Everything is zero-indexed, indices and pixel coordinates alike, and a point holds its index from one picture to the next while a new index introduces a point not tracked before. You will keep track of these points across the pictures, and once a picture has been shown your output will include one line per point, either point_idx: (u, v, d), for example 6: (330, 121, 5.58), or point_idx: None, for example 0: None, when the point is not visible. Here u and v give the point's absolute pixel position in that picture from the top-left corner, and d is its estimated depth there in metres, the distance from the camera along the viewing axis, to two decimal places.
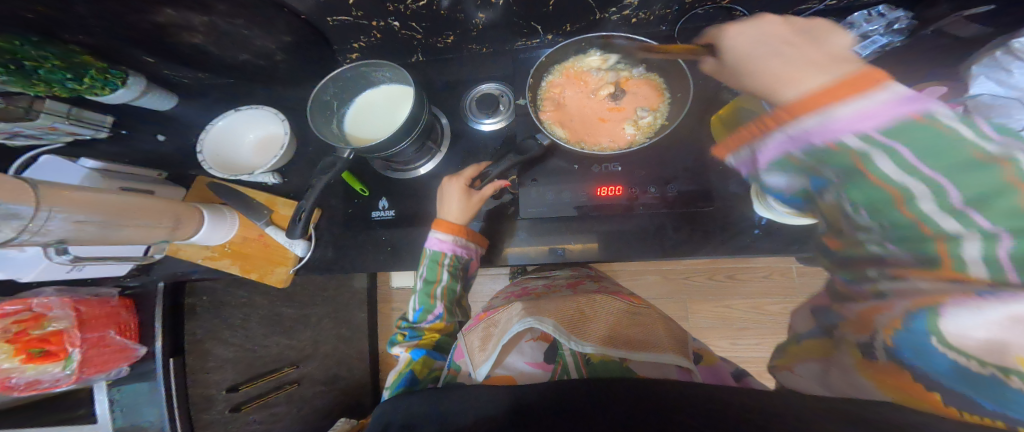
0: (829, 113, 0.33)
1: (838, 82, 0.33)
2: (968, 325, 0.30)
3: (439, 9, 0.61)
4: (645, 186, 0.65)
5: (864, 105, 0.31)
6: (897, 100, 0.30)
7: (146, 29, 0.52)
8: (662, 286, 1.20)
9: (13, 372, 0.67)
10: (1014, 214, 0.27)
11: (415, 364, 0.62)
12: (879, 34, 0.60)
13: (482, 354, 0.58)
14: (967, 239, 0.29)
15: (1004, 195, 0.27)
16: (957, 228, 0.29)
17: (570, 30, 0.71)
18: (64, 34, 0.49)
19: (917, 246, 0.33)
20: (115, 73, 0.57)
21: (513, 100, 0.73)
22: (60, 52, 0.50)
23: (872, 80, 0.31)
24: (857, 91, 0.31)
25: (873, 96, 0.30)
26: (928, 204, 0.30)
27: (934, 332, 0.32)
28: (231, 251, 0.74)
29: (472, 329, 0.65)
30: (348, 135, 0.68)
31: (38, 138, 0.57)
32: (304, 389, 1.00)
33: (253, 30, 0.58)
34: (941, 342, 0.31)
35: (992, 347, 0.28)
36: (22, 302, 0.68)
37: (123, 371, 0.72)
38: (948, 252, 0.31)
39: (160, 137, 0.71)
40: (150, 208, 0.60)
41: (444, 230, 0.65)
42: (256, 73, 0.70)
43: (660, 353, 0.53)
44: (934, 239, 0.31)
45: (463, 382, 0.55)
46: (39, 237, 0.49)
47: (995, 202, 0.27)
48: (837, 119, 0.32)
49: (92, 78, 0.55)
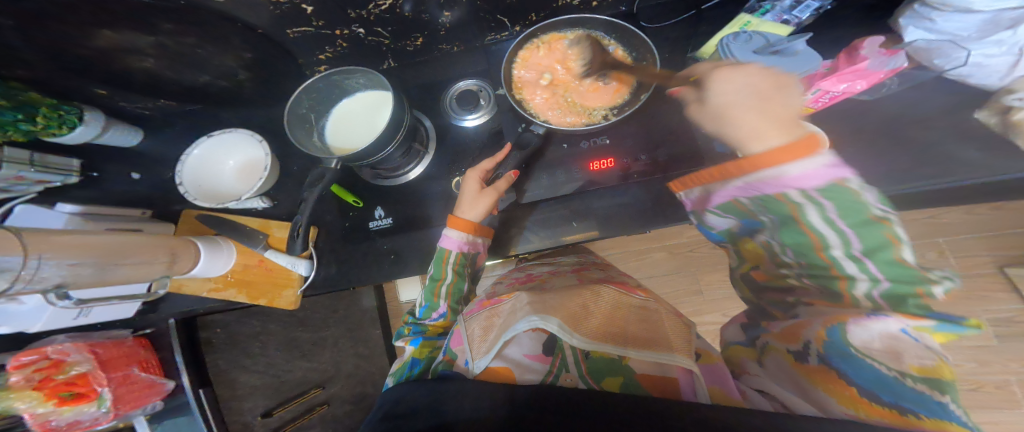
0: (785, 169, 0.37)
1: (785, 146, 0.38)
2: (866, 337, 0.37)
3: (402, 12, 0.60)
4: (635, 155, 0.62)
5: (808, 166, 0.36)
6: (829, 167, 0.36)
7: (88, 56, 0.53)
8: (670, 262, 1.14)
9: (50, 416, 0.72)
10: (891, 264, 0.36)
11: (416, 351, 0.62)
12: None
13: (482, 344, 0.54)
14: (859, 280, 0.38)
15: (886, 250, 0.36)
16: (854, 271, 0.38)
17: (535, 20, 0.69)
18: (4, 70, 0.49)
19: (793, 233, 0.41)
20: (67, 109, 0.56)
21: (493, 93, 0.71)
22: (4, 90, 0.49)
23: (811, 147, 0.37)
24: (786, 157, 0.37)
25: (815, 160, 0.36)
26: (838, 251, 0.39)
27: (849, 345, 0.38)
28: (235, 280, 0.74)
29: (474, 315, 0.60)
30: (332, 146, 0.66)
31: (6, 190, 0.55)
32: (335, 409, 1.02)
33: (206, 48, 0.59)
34: (858, 352, 0.37)
35: (892, 351, 0.36)
36: (38, 352, 0.70)
37: (157, 405, 0.80)
38: (893, 235, 0.36)
39: (134, 175, 0.70)
40: (141, 244, 0.61)
41: (457, 227, 0.60)
42: (221, 96, 0.71)
43: (664, 352, 0.47)
44: (838, 278, 0.40)
45: (459, 374, 0.53)
46: (34, 285, 0.50)
47: (881, 254, 0.36)
48: (788, 176, 0.38)
49: (45, 116, 0.53)
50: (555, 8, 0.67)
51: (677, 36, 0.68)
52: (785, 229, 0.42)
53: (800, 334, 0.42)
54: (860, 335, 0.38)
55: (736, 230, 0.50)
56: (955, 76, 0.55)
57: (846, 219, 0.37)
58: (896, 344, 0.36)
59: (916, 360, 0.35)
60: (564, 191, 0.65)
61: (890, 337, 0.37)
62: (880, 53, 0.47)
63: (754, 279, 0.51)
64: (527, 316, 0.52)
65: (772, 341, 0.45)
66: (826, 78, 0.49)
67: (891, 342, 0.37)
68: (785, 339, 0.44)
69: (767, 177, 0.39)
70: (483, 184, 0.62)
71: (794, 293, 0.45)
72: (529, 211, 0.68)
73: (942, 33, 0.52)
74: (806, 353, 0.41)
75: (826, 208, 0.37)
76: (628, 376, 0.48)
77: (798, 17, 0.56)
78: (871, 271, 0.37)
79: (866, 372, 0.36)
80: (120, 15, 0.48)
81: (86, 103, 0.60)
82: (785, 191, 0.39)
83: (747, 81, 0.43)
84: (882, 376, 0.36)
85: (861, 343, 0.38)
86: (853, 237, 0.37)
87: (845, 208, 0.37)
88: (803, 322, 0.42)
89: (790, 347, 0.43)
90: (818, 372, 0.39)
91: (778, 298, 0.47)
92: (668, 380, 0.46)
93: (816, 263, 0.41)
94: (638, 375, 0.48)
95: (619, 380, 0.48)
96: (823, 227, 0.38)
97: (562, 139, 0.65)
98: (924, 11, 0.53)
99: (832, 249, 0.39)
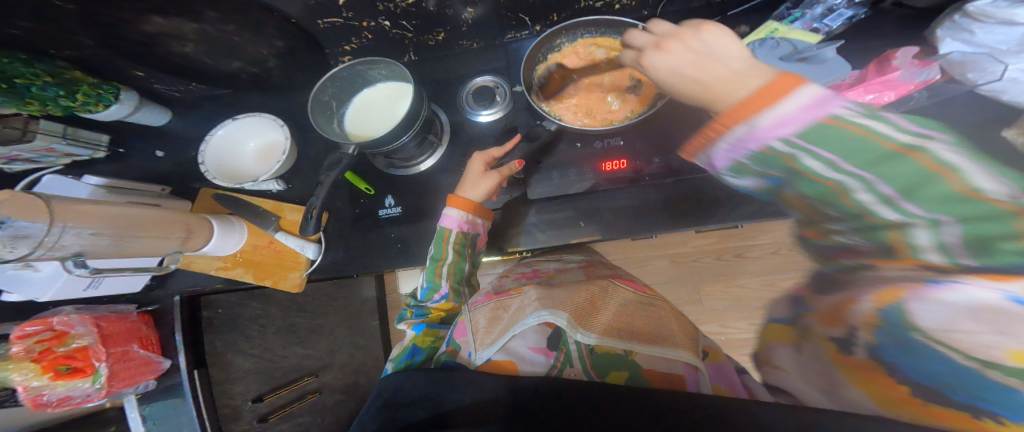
0: (755, 122, 0.34)
1: (755, 94, 0.35)
2: (942, 315, 0.30)
3: (427, 7, 0.62)
4: (649, 158, 0.65)
5: (787, 108, 0.33)
6: (809, 103, 0.32)
7: (136, 39, 0.56)
8: (671, 270, 1.18)
9: (42, 389, 0.71)
10: (945, 199, 0.29)
11: (418, 338, 0.64)
12: (844, 8, 0.59)
13: (488, 336, 0.56)
14: (916, 226, 0.31)
15: (930, 184, 0.29)
16: (899, 216, 0.32)
17: (556, 21, 0.72)
18: (50, 50, 0.52)
19: (806, 186, 0.35)
20: (108, 88, 0.60)
21: (509, 90, 0.73)
22: (50, 69, 0.53)
23: (786, 89, 0.33)
24: (768, 102, 0.33)
25: (790, 101, 0.33)
26: (865, 195, 0.32)
27: (912, 328, 0.32)
28: (243, 259, 0.75)
29: (481, 306, 0.62)
30: (351, 134, 0.68)
31: (35, 161, 0.59)
32: (326, 398, 1.02)
33: (242, 36, 0.61)
34: (924, 336, 0.31)
35: (990, 326, 0.28)
36: (43, 321, 0.70)
37: (150, 384, 0.78)
38: (934, 162, 0.29)
39: (159, 153, 0.73)
40: (161, 220, 0.62)
41: (456, 205, 0.61)
42: (249, 82, 0.73)
43: (670, 349, 0.50)
44: (885, 228, 0.33)
45: (463, 365, 0.54)
46: (55, 252, 0.52)
47: (926, 190, 0.30)
48: (760, 128, 0.34)
49: (85, 94, 0.57)
50: (576, 9, 0.69)
51: None
52: (794, 184, 0.36)
53: (844, 316, 0.38)
54: (932, 313, 0.31)
55: (757, 192, 0.41)
56: (987, 92, 0.56)
57: (886, 180, 0.31)
58: (998, 317, 0.27)
59: (1023, 341, 0.26)
60: (573, 191, 0.67)
61: (985, 308, 0.28)
62: (911, 66, 0.54)
63: (813, 241, 0.42)
64: (535, 312, 0.55)
65: (816, 324, 0.41)
66: (855, 88, 0.54)
67: (986, 315, 0.28)
68: (828, 322, 0.39)
69: (740, 133, 0.35)
70: (487, 168, 0.65)
71: (853, 252, 0.38)
72: (529, 208, 0.70)
73: (978, 46, 0.54)
74: (852, 343, 0.37)
75: (822, 154, 0.32)
76: (634, 374, 0.48)
77: (828, 25, 0.61)
78: (912, 211, 0.31)
79: (937, 363, 0.31)
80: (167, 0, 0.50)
81: (120, 83, 0.63)
82: (768, 145, 0.34)
83: (687, 47, 0.42)
84: (956, 365, 0.30)
85: (934, 324, 0.31)
86: (872, 177, 0.31)
87: (845, 148, 0.32)
88: (848, 300, 0.37)
89: (833, 333, 0.38)
90: (865, 370, 0.36)
91: (839, 263, 0.40)
92: (672, 377, 0.47)
93: (871, 228, 0.34)
94: (644, 370, 0.48)
95: (622, 377, 0.49)
96: (830, 173, 0.33)
97: (575, 138, 0.67)
98: (963, 22, 0.55)
99: (855, 194, 0.33)
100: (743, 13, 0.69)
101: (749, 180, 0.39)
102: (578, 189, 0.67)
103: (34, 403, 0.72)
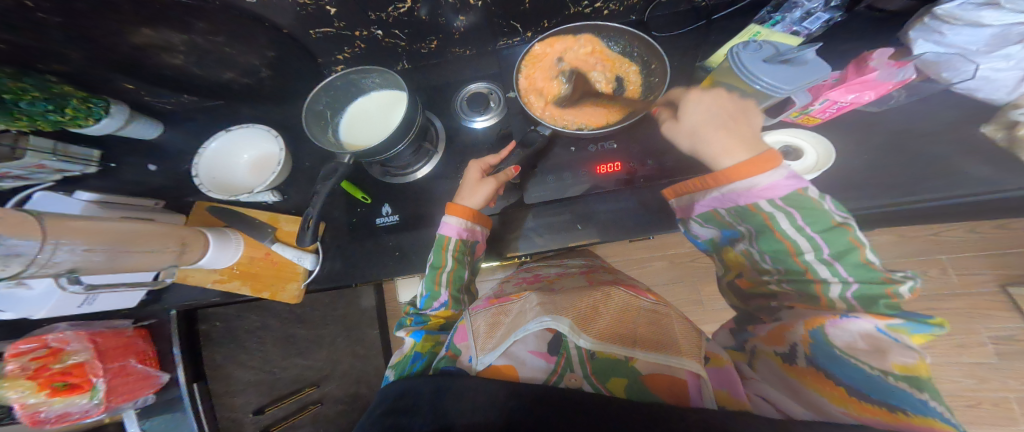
0: (749, 182, 0.47)
1: (749, 159, 0.48)
2: (845, 331, 0.41)
3: (419, 16, 0.63)
4: (643, 159, 0.66)
5: (774, 178, 0.46)
6: (788, 176, 0.46)
7: (126, 52, 0.56)
8: (670, 271, 1.17)
9: (40, 406, 0.71)
10: (858, 266, 0.43)
11: (421, 345, 0.62)
12: (821, 11, 0.59)
13: (488, 341, 0.56)
14: (832, 283, 0.44)
15: (851, 253, 0.43)
16: (828, 275, 0.44)
17: (547, 27, 0.72)
18: (38, 64, 0.52)
19: (770, 242, 0.48)
20: (97, 102, 0.60)
21: (503, 96, 0.73)
22: (38, 84, 0.52)
23: (767, 161, 0.46)
24: (750, 171, 0.47)
25: (777, 172, 0.46)
26: (810, 255, 0.45)
27: (831, 344, 0.41)
28: (240, 272, 0.75)
29: (481, 311, 0.62)
30: (346, 143, 0.68)
31: (26, 177, 0.59)
32: (327, 409, 1.00)
33: (233, 47, 0.61)
34: (841, 351, 0.40)
35: (873, 345, 0.39)
36: (38, 340, 0.69)
37: (150, 399, 0.75)
38: (855, 239, 0.43)
39: (152, 167, 0.73)
40: (154, 233, 0.62)
41: (456, 213, 0.61)
42: (242, 93, 0.73)
43: (673, 355, 0.49)
44: (814, 281, 0.45)
45: (463, 370, 0.54)
46: (48, 269, 0.52)
47: (847, 257, 0.43)
48: (754, 188, 0.47)
49: (75, 109, 0.56)
50: (566, 15, 0.69)
51: (687, 46, 0.70)
52: (762, 240, 0.49)
53: (784, 335, 0.46)
54: (841, 335, 0.41)
55: (718, 239, 0.58)
56: (963, 89, 0.56)
57: (814, 226, 0.44)
58: (875, 341, 0.39)
59: (898, 355, 0.37)
60: (570, 193, 0.68)
61: (869, 337, 0.40)
62: (888, 65, 0.50)
63: (739, 287, 0.57)
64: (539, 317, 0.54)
65: (761, 344, 0.48)
66: (835, 88, 0.51)
67: (870, 340, 0.39)
68: (772, 342, 0.47)
69: (739, 187, 0.48)
70: (484, 174, 0.65)
71: (778, 298, 0.50)
72: (526, 213, 0.70)
73: (950, 47, 0.53)
74: (795, 355, 0.44)
75: (795, 217, 0.45)
76: (633, 381, 0.48)
77: (808, 29, 0.60)
78: (840, 274, 0.43)
79: (857, 376, 0.38)
80: (158, 14, 0.51)
81: (111, 96, 0.63)
82: (756, 202, 0.47)
83: (712, 106, 0.55)
84: (865, 374, 0.38)
85: (845, 344, 0.40)
86: (821, 242, 0.44)
87: (771, 245, 0.48)
88: (787, 324, 0.46)
89: (776, 349, 0.46)
90: (810, 373, 0.41)
91: (758, 293, 0.53)
92: (675, 382, 0.47)
93: (796, 270, 0.47)
94: (644, 377, 0.48)
95: (621, 382, 0.48)
96: (813, 263, 0.45)
97: (569, 142, 0.68)
98: (932, 24, 0.54)
99: (804, 254, 0.46)
100: (733, 13, 0.69)
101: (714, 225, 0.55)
102: (573, 193, 0.67)
103: (32, 420, 0.72)
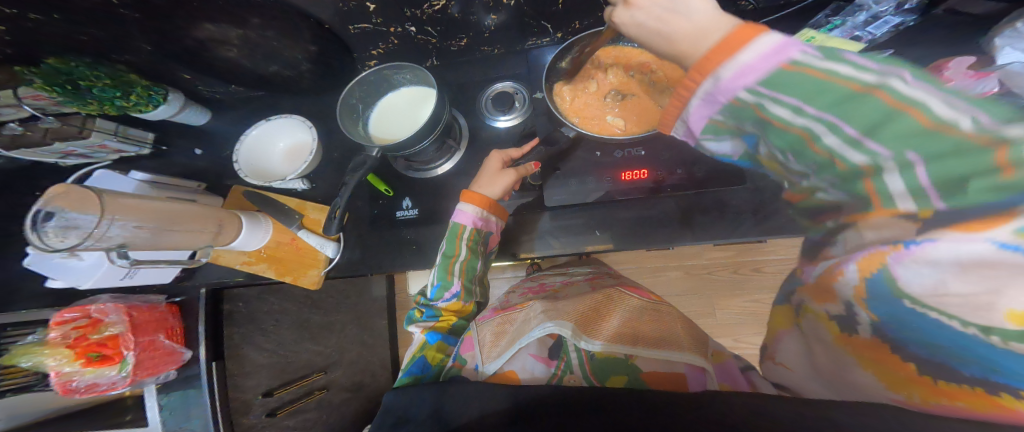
0: (717, 76, 0.29)
1: (716, 47, 0.29)
2: (922, 278, 0.27)
3: (452, 13, 0.65)
4: (671, 168, 0.67)
5: (749, 62, 0.27)
6: (772, 49, 0.26)
7: (188, 44, 0.60)
8: (685, 282, 1.18)
9: (74, 375, 0.74)
10: (916, 135, 0.25)
11: (429, 350, 0.64)
12: (890, 15, 0.61)
13: (494, 350, 0.58)
14: (888, 173, 0.27)
15: (895, 121, 0.25)
16: (870, 161, 0.28)
17: (578, 28, 0.74)
18: (111, 55, 0.56)
19: (777, 135, 0.31)
20: (157, 90, 0.64)
21: (528, 96, 0.75)
22: (110, 72, 0.57)
23: (741, 43, 0.27)
24: (728, 53, 0.28)
25: (750, 49, 0.27)
26: (832, 139, 0.28)
27: (901, 295, 0.29)
28: (267, 255, 0.79)
29: (487, 321, 0.63)
30: (374, 136, 0.71)
31: (87, 156, 0.64)
32: (332, 396, 1.03)
33: (280, 41, 0.65)
34: (909, 300, 0.29)
35: (977, 302, 0.25)
36: (80, 309, 0.74)
37: (171, 374, 0.82)
38: (925, 117, 0.24)
39: (196, 151, 0.77)
40: (196, 214, 0.66)
41: (472, 201, 0.64)
42: (283, 84, 0.77)
43: (674, 352, 0.50)
44: (860, 177, 0.29)
45: (468, 377, 0.56)
46: (102, 243, 0.56)
47: (891, 127, 0.25)
48: (724, 82, 0.29)
49: (138, 95, 0.61)
50: (599, 17, 0.71)
51: None
52: (768, 134, 0.32)
53: (835, 292, 0.35)
54: (914, 279, 0.28)
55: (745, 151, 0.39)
56: None
57: (815, 103, 0.27)
58: (992, 274, 0.24)
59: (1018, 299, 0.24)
60: (591, 199, 0.69)
61: (968, 263, 0.25)
62: (967, 77, 0.58)
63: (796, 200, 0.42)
64: (541, 323, 0.56)
65: (807, 299, 0.39)
66: None
67: (979, 273, 0.25)
68: (821, 300, 0.37)
69: (708, 88, 0.30)
70: (503, 166, 0.67)
71: (834, 212, 0.35)
72: (542, 215, 0.72)
73: None
74: (852, 320, 0.34)
75: (782, 101, 0.27)
76: (635, 377, 0.49)
77: (873, 33, 0.62)
78: (878, 152, 0.27)
79: (937, 331, 0.28)
80: (218, 10, 0.54)
81: (168, 85, 0.67)
82: (733, 97, 0.29)
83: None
84: (954, 331, 0.27)
85: (926, 290, 0.28)
86: (836, 120, 0.27)
87: (778, 135, 0.31)
88: (835, 273, 0.34)
89: (826, 309, 0.36)
90: (870, 352, 0.33)
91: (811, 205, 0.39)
92: (676, 376, 0.48)
93: (819, 160, 0.31)
94: (644, 374, 0.49)
95: (622, 380, 0.50)
96: (797, 119, 0.28)
97: (593, 147, 0.70)
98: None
99: (823, 139, 0.29)
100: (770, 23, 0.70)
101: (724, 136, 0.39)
102: (589, 200, 0.69)
103: (63, 388, 0.75)
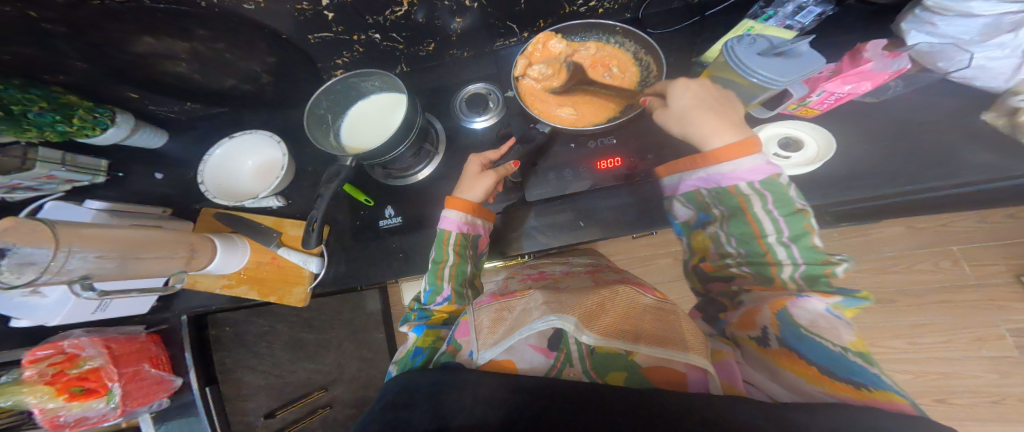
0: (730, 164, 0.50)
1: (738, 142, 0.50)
2: (807, 312, 0.44)
3: (416, 19, 0.63)
4: (643, 154, 0.66)
5: (741, 165, 0.49)
6: (757, 166, 0.49)
7: (128, 60, 0.57)
8: (675, 268, 1.16)
9: (59, 411, 0.72)
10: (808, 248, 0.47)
11: (421, 339, 0.62)
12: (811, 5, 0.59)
13: (492, 336, 0.54)
14: (786, 265, 0.48)
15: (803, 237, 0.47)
16: (785, 257, 0.48)
17: (544, 27, 0.72)
18: (43, 75, 0.54)
19: (740, 223, 0.52)
20: (102, 112, 0.61)
21: (501, 97, 0.73)
22: (45, 94, 0.54)
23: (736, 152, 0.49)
24: (736, 154, 0.49)
25: (743, 160, 0.49)
26: (768, 227, 0.49)
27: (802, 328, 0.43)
28: (247, 276, 0.76)
29: (484, 306, 0.59)
30: (347, 146, 0.69)
31: (36, 188, 0.61)
32: (337, 413, 1.00)
33: (233, 54, 0.62)
34: (807, 332, 0.43)
35: (825, 327, 0.43)
36: (53, 346, 0.70)
37: (163, 404, 0.79)
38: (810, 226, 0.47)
39: (157, 175, 0.74)
40: (164, 241, 0.64)
41: (456, 207, 0.62)
42: (243, 99, 0.74)
43: (681, 351, 0.46)
44: (770, 264, 0.49)
45: (462, 365, 0.53)
46: (60, 276, 0.54)
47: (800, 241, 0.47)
48: (726, 172, 0.50)
49: (81, 119, 0.58)
50: (562, 14, 0.69)
51: (682, 44, 0.70)
52: (733, 222, 0.52)
53: (752, 318, 0.49)
54: (802, 314, 0.44)
55: (692, 218, 0.61)
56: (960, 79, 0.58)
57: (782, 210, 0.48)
58: (828, 326, 0.43)
59: (852, 333, 0.42)
60: (571, 190, 0.66)
61: (822, 317, 0.43)
62: (882, 56, 0.50)
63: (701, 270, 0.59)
64: (544, 315, 0.51)
65: (733, 330, 0.51)
66: (832, 81, 0.51)
67: (823, 324, 0.43)
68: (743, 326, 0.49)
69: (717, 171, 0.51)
70: (483, 167, 0.65)
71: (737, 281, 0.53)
72: (529, 211, 0.70)
73: (943, 37, 0.56)
74: (766, 338, 0.46)
75: (767, 199, 0.48)
76: (635, 372, 0.48)
77: (800, 22, 0.60)
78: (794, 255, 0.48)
79: (818, 349, 0.41)
80: (160, 22, 0.52)
81: (115, 106, 0.64)
82: (737, 183, 0.50)
83: (691, 92, 0.55)
84: (830, 351, 0.41)
85: (807, 323, 0.44)
86: (784, 224, 0.48)
87: (738, 227, 0.52)
88: (755, 309, 0.48)
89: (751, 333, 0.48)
90: (783, 355, 0.43)
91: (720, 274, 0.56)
92: (675, 373, 0.46)
93: (754, 252, 0.51)
94: (644, 370, 0.48)
95: (622, 376, 0.48)
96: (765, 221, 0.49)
97: (569, 139, 0.68)
98: (925, 15, 0.57)
99: (768, 237, 0.49)
100: (725, 10, 0.69)
101: (692, 207, 0.59)
102: (578, 189, 0.67)
103: (51, 424, 0.72)
